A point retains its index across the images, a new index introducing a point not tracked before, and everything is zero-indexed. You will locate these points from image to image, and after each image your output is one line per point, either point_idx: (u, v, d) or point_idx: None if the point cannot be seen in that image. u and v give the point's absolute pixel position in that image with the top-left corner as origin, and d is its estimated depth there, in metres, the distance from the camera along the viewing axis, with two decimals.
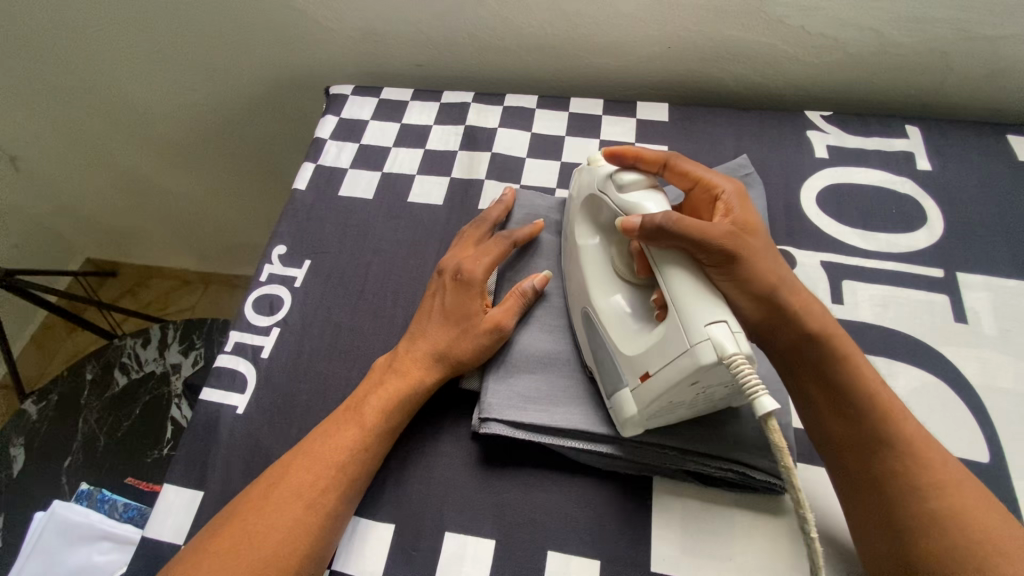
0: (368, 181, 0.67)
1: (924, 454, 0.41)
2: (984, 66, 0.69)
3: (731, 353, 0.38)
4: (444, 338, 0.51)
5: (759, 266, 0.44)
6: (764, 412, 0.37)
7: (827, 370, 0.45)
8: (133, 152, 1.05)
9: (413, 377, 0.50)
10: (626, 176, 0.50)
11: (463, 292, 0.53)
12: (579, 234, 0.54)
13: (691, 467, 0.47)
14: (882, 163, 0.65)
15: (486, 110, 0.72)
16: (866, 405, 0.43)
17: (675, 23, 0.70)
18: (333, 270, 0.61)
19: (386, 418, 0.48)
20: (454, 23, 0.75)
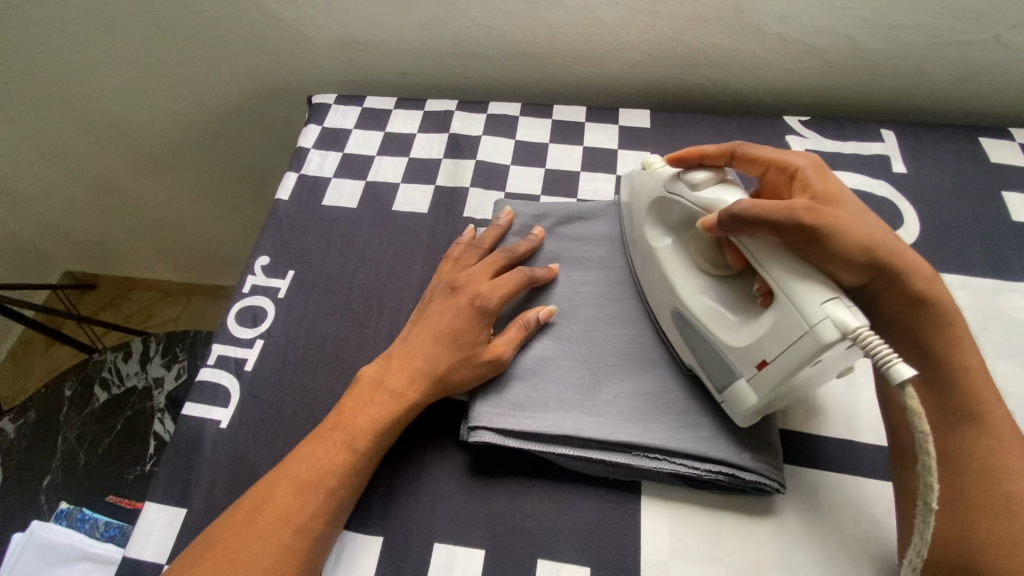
0: (352, 190, 0.67)
1: (1004, 424, 0.41)
2: (954, 71, 0.71)
3: (856, 327, 0.37)
4: (445, 357, 0.49)
5: (858, 238, 0.42)
6: (903, 380, 0.36)
7: (928, 341, 0.43)
8: (112, 164, 1.03)
9: (406, 398, 0.48)
10: (698, 174, 0.49)
11: (474, 316, 0.51)
12: (651, 236, 0.53)
13: (680, 471, 0.47)
14: (859, 166, 0.67)
15: (470, 118, 0.72)
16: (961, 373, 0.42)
17: (654, 30, 0.71)
18: (317, 281, 0.60)
19: (374, 435, 0.47)
20: (436, 31, 0.75)
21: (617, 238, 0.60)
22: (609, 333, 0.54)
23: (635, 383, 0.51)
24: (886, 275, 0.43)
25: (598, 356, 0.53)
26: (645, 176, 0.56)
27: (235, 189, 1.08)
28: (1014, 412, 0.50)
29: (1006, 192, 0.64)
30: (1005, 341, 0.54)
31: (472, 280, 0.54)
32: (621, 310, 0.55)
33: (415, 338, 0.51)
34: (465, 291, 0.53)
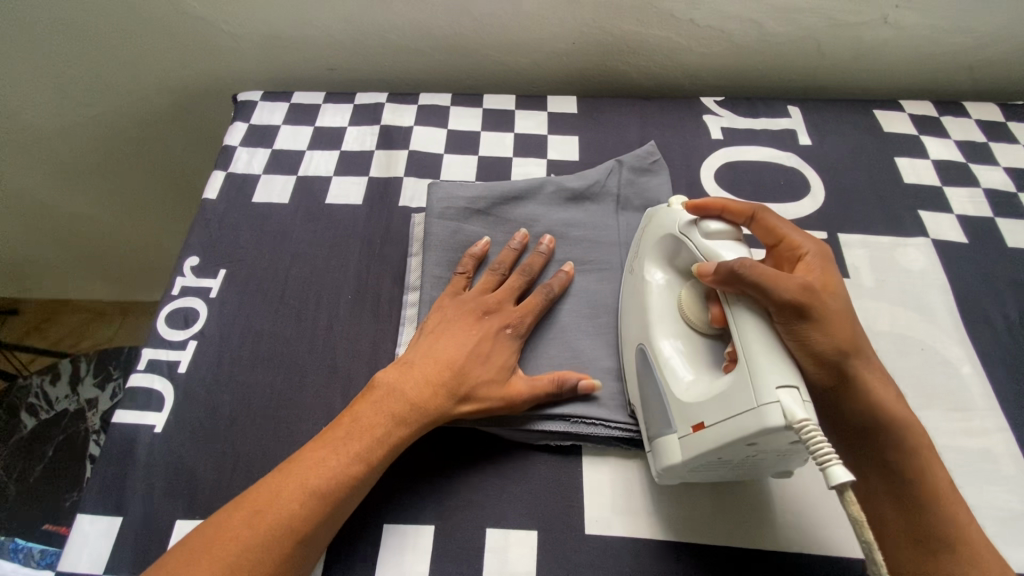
0: (283, 186, 0.66)
1: (965, 516, 0.43)
2: (849, 49, 0.77)
3: (802, 419, 0.37)
4: (471, 378, 0.48)
5: (839, 334, 0.43)
6: (838, 483, 0.35)
7: (887, 437, 0.44)
8: (24, 179, 0.96)
9: (426, 413, 0.47)
10: (713, 224, 0.49)
11: (507, 343, 0.51)
12: (646, 265, 0.53)
13: (616, 432, 0.50)
14: (770, 141, 0.71)
15: (401, 109, 0.73)
16: (910, 467, 0.44)
17: (576, 19, 0.74)
18: (252, 280, 0.59)
19: (386, 439, 0.45)
20: (361, 24, 0.75)
21: (550, 216, 0.61)
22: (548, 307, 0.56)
23: (570, 352, 0.53)
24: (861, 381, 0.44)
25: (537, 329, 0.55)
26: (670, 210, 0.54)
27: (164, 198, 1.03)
28: (911, 352, 0.56)
29: (898, 158, 0.71)
30: (902, 290, 0.60)
31: (500, 305, 0.53)
32: None
33: (441, 352, 0.49)
34: (495, 319, 0.52)
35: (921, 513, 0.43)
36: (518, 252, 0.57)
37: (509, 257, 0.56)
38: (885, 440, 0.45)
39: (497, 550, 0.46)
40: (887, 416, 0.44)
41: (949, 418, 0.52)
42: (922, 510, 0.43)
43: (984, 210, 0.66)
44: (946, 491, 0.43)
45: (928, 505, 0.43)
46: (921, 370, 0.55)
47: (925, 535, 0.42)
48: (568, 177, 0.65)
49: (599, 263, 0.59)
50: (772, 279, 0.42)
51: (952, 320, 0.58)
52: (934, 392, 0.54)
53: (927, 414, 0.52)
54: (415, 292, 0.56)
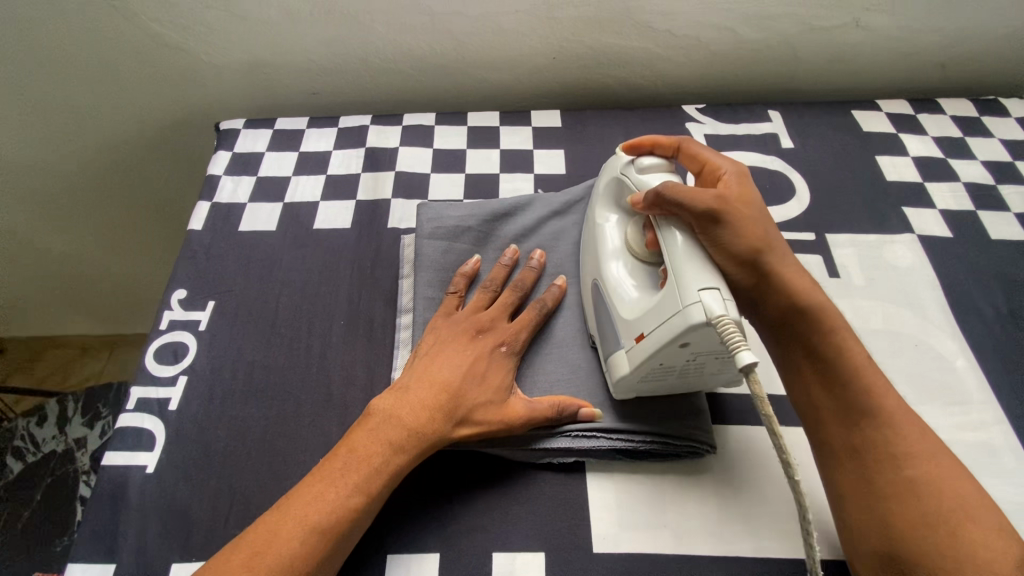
0: (269, 213, 0.65)
1: (885, 388, 0.44)
2: (824, 53, 0.78)
3: (720, 314, 0.40)
4: (468, 403, 0.47)
5: (749, 232, 0.47)
6: (744, 366, 0.38)
7: (810, 326, 0.47)
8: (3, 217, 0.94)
9: (422, 437, 0.46)
10: (646, 160, 0.52)
11: (502, 361, 0.50)
12: (598, 211, 0.55)
13: (619, 446, 0.49)
14: (752, 145, 0.72)
15: (385, 130, 0.73)
16: (836, 351, 0.46)
17: (555, 35, 0.74)
18: (241, 310, 0.58)
19: (384, 468, 0.44)
20: (342, 48, 0.76)
21: (540, 232, 0.61)
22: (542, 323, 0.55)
23: (568, 368, 0.53)
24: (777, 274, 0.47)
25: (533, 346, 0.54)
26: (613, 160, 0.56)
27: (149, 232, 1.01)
28: (905, 348, 0.56)
29: (878, 156, 0.72)
30: (891, 286, 0.60)
31: (493, 322, 0.53)
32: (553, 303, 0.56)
33: (437, 373, 0.48)
34: (489, 338, 0.51)
35: (847, 389, 0.44)
36: (510, 269, 0.57)
37: (502, 275, 0.56)
38: (804, 328, 0.47)
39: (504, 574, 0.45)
40: (809, 305, 0.47)
41: (947, 412, 0.53)
42: (846, 385, 0.45)
43: (966, 203, 0.67)
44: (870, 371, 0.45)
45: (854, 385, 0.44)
46: (916, 366, 0.55)
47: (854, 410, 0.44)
48: (556, 193, 0.65)
49: None
50: (686, 194, 0.45)
51: (942, 314, 0.59)
52: (930, 387, 0.54)
53: (925, 409, 0.53)
54: (408, 314, 0.56)
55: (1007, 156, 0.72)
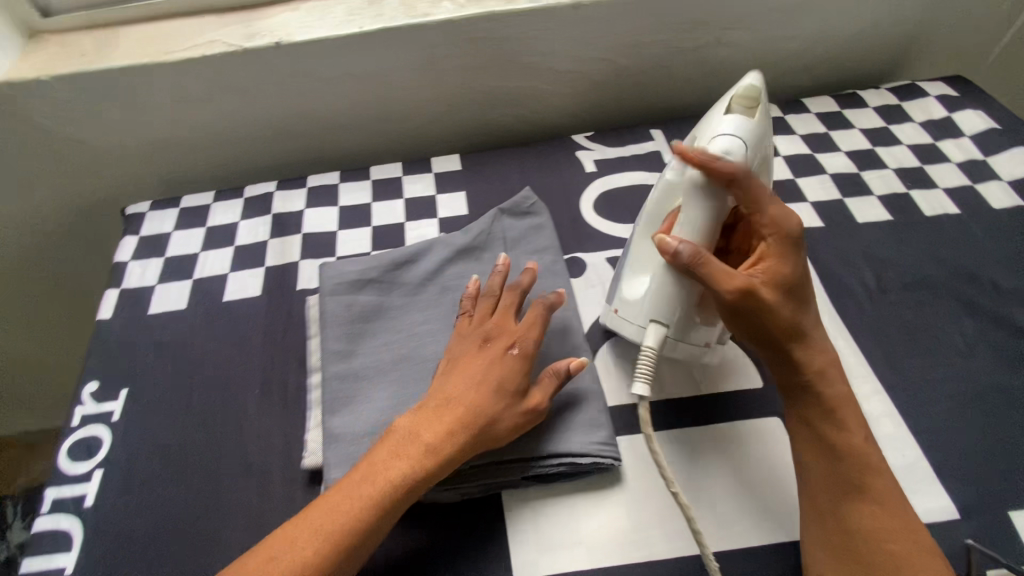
0: (179, 292, 0.66)
1: (885, 470, 0.46)
2: (696, 70, 0.85)
3: (649, 348, 0.51)
4: (487, 403, 0.48)
5: (778, 319, 0.47)
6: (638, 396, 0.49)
7: (820, 405, 0.48)
8: None
9: (441, 454, 0.46)
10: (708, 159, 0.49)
11: (512, 364, 0.51)
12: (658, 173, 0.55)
13: (530, 472, 0.51)
14: (639, 164, 0.77)
15: (290, 195, 0.75)
16: (844, 432, 0.47)
17: (442, 84, 0.79)
18: (155, 394, 0.59)
19: (404, 483, 0.45)
20: (240, 121, 0.78)
21: (442, 273, 0.64)
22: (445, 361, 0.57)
23: None
24: (795, 359, 0.48)
25: None
26: (741, 97, 0.52)
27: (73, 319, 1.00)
28: None
29: None
30: None
31: (495, 328, 0.54)
32: None
33: (452, 388, 0.50)
34: (497, 340, 0.52)
35: (847, 466, 0.46)
36: (505, 277, 0.58)
37: (507, 285, 0.57)
38: (815, 407, 0.48)
39: None
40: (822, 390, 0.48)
41: None
42: (854, 463, 0.46)
43: (834, 193, 0.73)
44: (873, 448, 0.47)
45: (858, 459, 0.46)
46: None
47: (851, 483, 0.45)
48: (454, 234, 0.68)
49: None
50: (716, 274, 0.46)
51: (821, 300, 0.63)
52: None
53: None
54: (317, 372, 0.56)
55: (868, 145, 0.78)
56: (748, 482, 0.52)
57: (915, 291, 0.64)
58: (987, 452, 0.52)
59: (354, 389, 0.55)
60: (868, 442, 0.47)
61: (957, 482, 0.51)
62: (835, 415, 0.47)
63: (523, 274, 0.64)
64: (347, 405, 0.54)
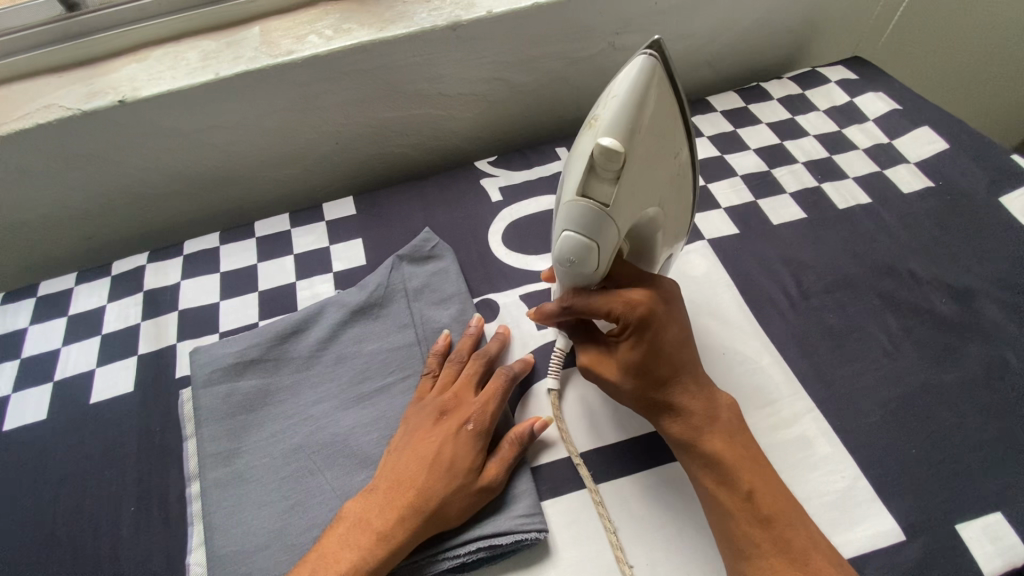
0: (36, 399, 0.58)
1: (795, 521, 0.44)
2: (597, 77, 0.81)
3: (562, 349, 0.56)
4: (439, 481, 0.45)
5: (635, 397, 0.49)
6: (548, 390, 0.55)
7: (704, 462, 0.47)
8: None
9: (390, 542, 0.43)
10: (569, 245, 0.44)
11: (468, 440, 0.48)
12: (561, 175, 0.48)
13: (448, 564, 0.46)
14: (547, 186, 0.72)
15: (164, 266, 0.67)
16: (735, 488, 0.45)
17: (325, 123, 0.72)
18: (11, 529, 0.51)
19: (353, 575, 0.42)
20: (98, 188, 0.69)
21: (337, 339, 0.58)
22: (339, 443, 0.51)
23: None
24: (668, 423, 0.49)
25: (335, 471, 0.50)
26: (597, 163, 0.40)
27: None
28: (713, 360, 0.57)
29: None
30: (693, 299, 0.62)
31: (457, 394, 0.52)
32: (360, 417, 0.53)
33: (403, 469, 0.47)
34: (457, 406, 0.50)
35: (740, 517, 0.44)
36: (476, 340, 0.57)
37: (468, 347, 0.55)
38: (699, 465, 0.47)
39: None
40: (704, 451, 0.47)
41: (761, 416, 0.54)
42: (742, 519, 0.44)
43: (747, 195, 0.71)
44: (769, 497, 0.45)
45: (750, 514, 0.44)
46: (725, 376, 0.56)
47: (746, 541, 0.43)
48: (349, 291, 0.62)
49: (399, 374, 0.56)
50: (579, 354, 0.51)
51: (743, 315, 0.60)
52: (741, 393, 0.55)
53: None
54: (197, 480, 0.50)
55: (776, 139, 0.76)
56: (687, 534, 0.48)
57: (836, 293, 0.61)
58: (924, 461, 0.50)
59: (236, 492, 0.48)
60: (759, 496, 0.45)
61: (897, 500, 0.48)
62: (721, 470, 0.46)
63: (426, 329, 0.59)
64: (229, 512, 0.47)
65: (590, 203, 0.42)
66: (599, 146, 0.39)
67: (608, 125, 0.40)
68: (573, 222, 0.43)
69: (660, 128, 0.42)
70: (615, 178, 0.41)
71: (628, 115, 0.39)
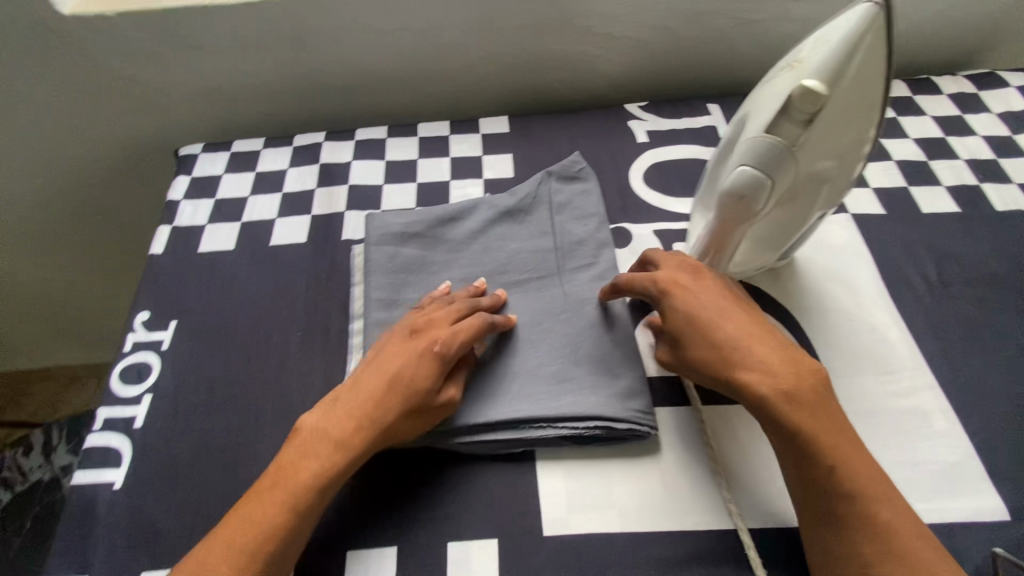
0: (228, 233, 0.68)
1: (881, 498, 0.44)
2: (760, 44, 0.81)
3: None
4: (397, 397, 0.48)
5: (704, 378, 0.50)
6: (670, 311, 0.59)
7: (791, 447, 0.46)
8: None
9: (342, 450, 0.47)
10: (736, 183, 0.45)
11: (417, 368, 0.49)
12: (739, 115, 0.49)
13: (564, 433, 0.51)
14: (693, 138, 0.74)
15: (339, 146, 0.75)
16: (822, 469, 0.44)
17: (497, 43, 0.77)
18: (203, 328, 0.61)
19: (314, 480, 0.45)
20: (294, 68, 0.78)
21: (484, 234, 0.64)
22: None
23: (518, 364, 0.55)
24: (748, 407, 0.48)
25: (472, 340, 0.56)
26: (795, 102, 0.41)
27: (121, 244, 1.06)
28: (837, 325, 0.59)
29: None
30: (826, 267, 0.63)
31: (411, 329, 0.53)
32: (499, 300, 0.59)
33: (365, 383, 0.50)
34: (425, 332, 0.51)
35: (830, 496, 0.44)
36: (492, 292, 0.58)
37: (462, 292, 0.57)
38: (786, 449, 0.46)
39: (460, 561, 0.47)
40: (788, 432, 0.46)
41: (877, 382, 0.55)
42: (828, 497, 0.44)
43: (897, 181, 0.70)
44: (850, 470, 0.44)
45: (835, 493, 0.44)
46: (847, 341, 0.58)
47: (832, 519, 0.44)
48: (498, 195, 0.68)
49: (535, 274, 0.61)
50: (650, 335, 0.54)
51: (876, 289, 0.61)
52: (863, 359, 0.57)
53: (857, 381, 0.55)
54: (359, 319, 0.58)
55: (938, 133, 0.74)
56: None
57: (978, 288, 0.61)
58: None
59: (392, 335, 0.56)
60: (844, 474, 0.44)
61: (1011, 485, 0.49)
62: (802, 452, 0.45)
63: (565, 240, 0.63)
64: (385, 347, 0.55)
65: (774, 142, 0.43)
66: (802, 85, 0.40)
67: (814, 68, 0.40)
68: (752, 159, 0.44)
69: (869, 81, 0.41)
70: (807, 121, 0.41)
71: (840, 60, 0.39)
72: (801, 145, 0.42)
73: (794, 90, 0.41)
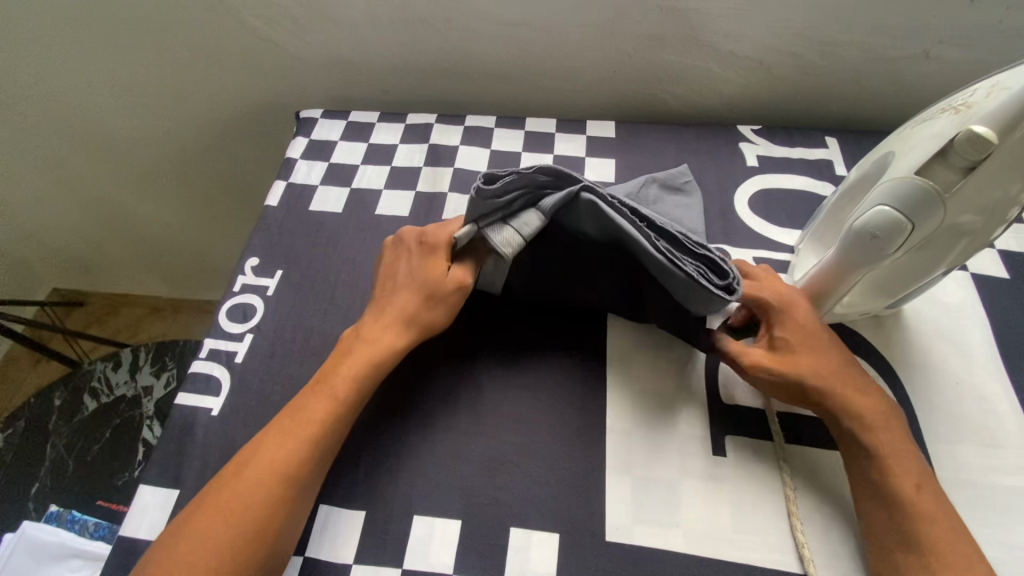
0: (338, 197, 0.72)
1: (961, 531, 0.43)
2: (892, 83, 0.77)
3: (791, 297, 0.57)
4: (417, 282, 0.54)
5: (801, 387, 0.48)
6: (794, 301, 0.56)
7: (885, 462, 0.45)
8: (114, 182, 1.12)
9: (382, 341, 0.52)
10: (873, 222, 0.44)
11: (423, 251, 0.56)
12: (883, 156, 0.48)
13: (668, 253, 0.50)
14: (806, 169, 0.72)
15: (448, 129, 0.78)
16: (914, 490, 0.44)
17: (617, 51, 0.77)
18: (306, 281, 0.64)
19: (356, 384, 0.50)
20: (416, 50, 0.81)
21: None
22: None
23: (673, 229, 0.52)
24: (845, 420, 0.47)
25: None
26: (958, 148, 0.40)
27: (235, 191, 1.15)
28: (943, 386, 0.55)
29: None
30: (935, 323, 0.60)
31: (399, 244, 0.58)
32: None
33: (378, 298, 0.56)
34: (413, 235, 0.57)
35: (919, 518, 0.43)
36: None
37: None
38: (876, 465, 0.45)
39: (520, 548, 0.48)
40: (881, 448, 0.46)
41: (981, 453, 0.51)
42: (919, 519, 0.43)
43: None
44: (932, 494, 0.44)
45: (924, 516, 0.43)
46: (953, 405, 0.54)
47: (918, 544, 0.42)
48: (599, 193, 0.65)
49: None
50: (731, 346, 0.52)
51: (989, 356, 0.57)
52: (968, 426, 0.53)
53: (958, 447, 0.52)
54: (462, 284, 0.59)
55: None
56: None
57: None
58: None
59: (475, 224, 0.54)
60: (929, 498, 0.44)
61: None
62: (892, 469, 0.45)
63: None
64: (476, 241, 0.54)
65: (926, 185, 0.42)
66: (970, 130, 0.39)
67: (986, 117, 0.39)
68: (896, 200, 0.43)
69: None
70: (967, 170, 0.40)
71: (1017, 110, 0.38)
72: (954, 192, 0.41)
73: (960, 134, 0.40)
